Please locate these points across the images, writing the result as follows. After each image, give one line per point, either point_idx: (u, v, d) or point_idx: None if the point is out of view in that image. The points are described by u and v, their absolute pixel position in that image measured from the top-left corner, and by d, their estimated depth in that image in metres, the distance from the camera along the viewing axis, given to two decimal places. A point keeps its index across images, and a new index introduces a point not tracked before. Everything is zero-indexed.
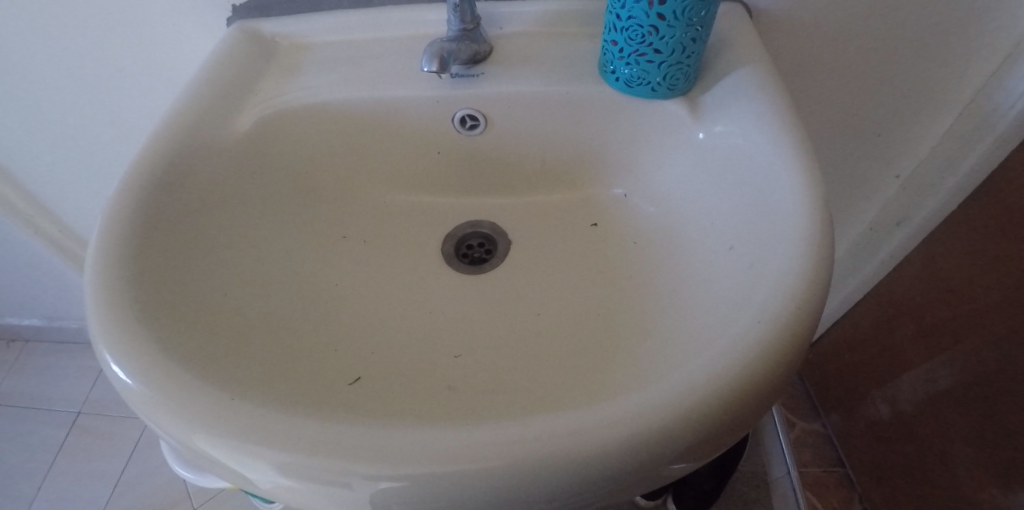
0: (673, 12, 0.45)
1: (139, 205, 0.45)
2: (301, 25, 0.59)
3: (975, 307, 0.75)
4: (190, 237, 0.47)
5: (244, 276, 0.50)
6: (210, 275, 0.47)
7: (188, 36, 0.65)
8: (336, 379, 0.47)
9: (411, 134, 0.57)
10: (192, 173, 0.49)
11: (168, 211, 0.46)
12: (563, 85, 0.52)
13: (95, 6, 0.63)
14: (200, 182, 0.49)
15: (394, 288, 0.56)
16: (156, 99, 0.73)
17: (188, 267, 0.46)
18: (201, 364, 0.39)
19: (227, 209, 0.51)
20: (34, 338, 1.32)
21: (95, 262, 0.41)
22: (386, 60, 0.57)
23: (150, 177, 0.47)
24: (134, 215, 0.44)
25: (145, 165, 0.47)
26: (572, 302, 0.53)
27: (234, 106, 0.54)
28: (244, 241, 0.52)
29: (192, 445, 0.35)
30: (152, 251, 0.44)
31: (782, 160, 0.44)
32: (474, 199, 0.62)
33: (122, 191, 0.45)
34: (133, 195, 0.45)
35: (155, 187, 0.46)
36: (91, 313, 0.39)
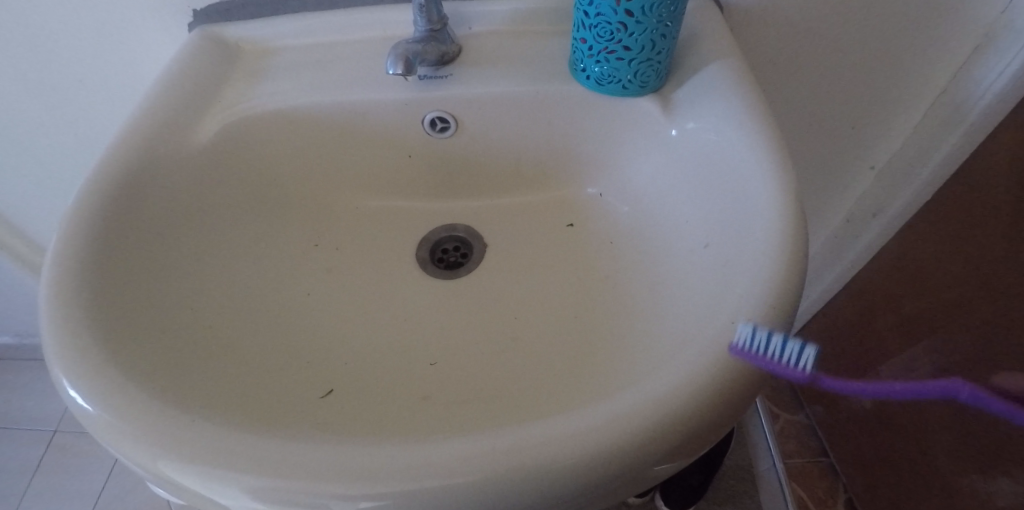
0: (640, 8, 0.44)
1: (97, 218, 0.43)
2: (264, 29, 0.58)
3: (952, 294, 0.75)
4: (150, 251, 0.46)
5: (211, 289, 0.48)
6: (174, 289, 0.46)
7: (149, 41, 0.63)
8: (307, 393, 0.45)
9: (380, 139, 0.56)
10: (152, 185, 0.47)
11: (127, 225, 0.44)
12: (533, 84, 0.51)
13: (49, 12, 0.61)
14: (162, 193, 0.48)
15: (368, 296, 0.55)
16: (122, 106, 0.70)
17: (150, 282, 0.44)
18: (164, 384, 0.37)
19: (190, 221, 0.50)
20: (7, 356, 1.28)
21: (50, 279, 0.40)
22: (352, 63, 0.56)
23: (108, 189, 0.45)
24: (91, 228, 0.42)
25: (102, 177, 0.45)
26: (550, 304, 0.52)
27: (195, 114, 0.52)
28: (210, 253, 0.50)
29: (158, 471, 0.33)
30: (110, 267, 0.42)
31: (754, 155, 0.43)
32: (448, 202, 0.61)
33: (79, 204, 0.43)
34: (90, 208, 0.43)
35: (113, 199, 0.44)
36: (46, 336, 0.37)
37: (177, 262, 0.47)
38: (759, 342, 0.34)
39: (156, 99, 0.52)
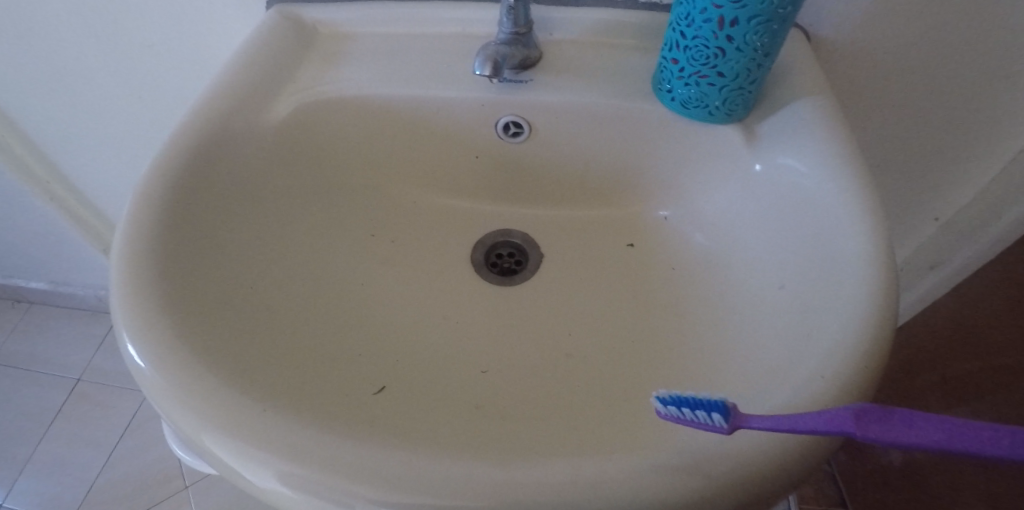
0: (742, 35, 0.43)
1: (169, 190, 0.43)
2: (344, 14, 0.58)
3: (981, 369, 0.74)
4: (218, 225, 0.45)
5: (270, 269, 0.48)
6: (237, 266, 0.45)
7: (227, 14, 0.62)
8: (362, 388, 0.44)
9: (449, 136, 0.55)
10: (224, 159, 0.47)
11: (196, 194, 0.44)
12: (615, 100, 0.50)
13: None
14: (232, 169, 0.47)
15: (422, 293, 0.54)
16: (190, 75, 0.70)
17: (214, 254, 0.44)
18: (220, 358, 0.37)
19: (257, 199, 0.49)
20: (42, 300, 1.30)
21: (122, 248, 0.40)
22: (430, 56, 0.55)
23: (182, 161, 0.45)
24: (162, 200, 0.42)
25: (177, 147, 0.45)
26: (605, 324, 0.51)
27: (270, 93, 0.52)
28: (272, 233, 0.50)
29: (196, 440, 0.34)
30: (178, 233, 0.42)
31: (845, 200, 0.42)
32: (508, 207, 0.60)
33: (153, 174, 0.43)
34: (163, 180, 0.43)
35: (185, 172, 0.44)
36: (115, 286, 0.38)
37: (242, 239, 0.47)
38: (677, 411, 0.32)
39: (233, 75, 0.52)
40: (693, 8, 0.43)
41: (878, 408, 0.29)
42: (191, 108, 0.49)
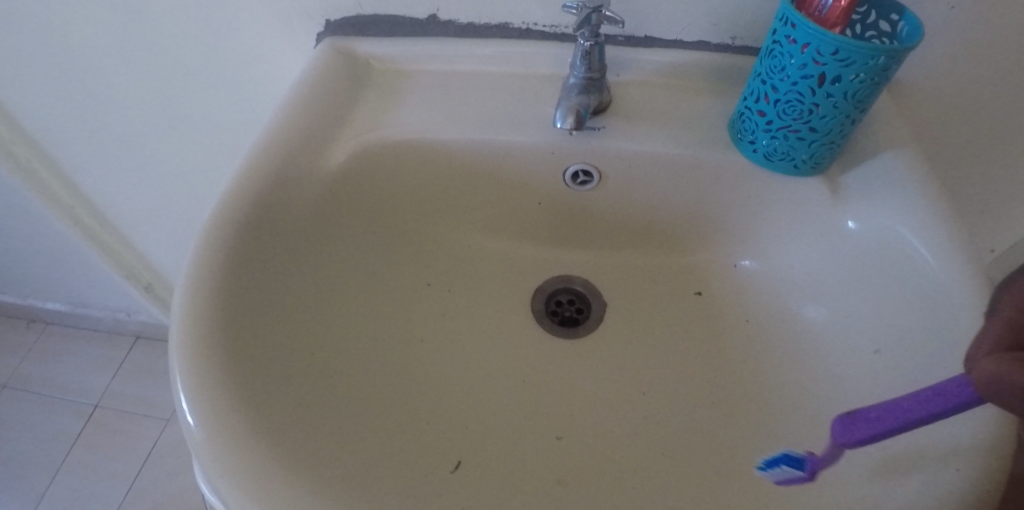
0: (843, 92, 0.41)
1: (230, 250, 0.40)
2: (400, 50, 0.55)
3: None
4: (279, 285, 0.43)
5: (329, 330, 0.46)
6: (300, 331, 0.43)
7: (275, 50, 0.58)
8: (438, 466, 0.43)
9: (513, 183, 0.52)
10: (280, 212, 0.44)
11: (252, 255, 0.41)
12: (694, 152, 0.48)
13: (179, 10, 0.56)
14: (289, 222, 0.45)
15: (483, 347, 0.52)
16: (226, 109, 0.66)
17: (276, 321, 0.41)
18: (289, 446, 0.34)
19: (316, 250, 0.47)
20: (54, 321, 1.26)
21: (181, 320, 0.37)
22: (494, 98, 0.52)
23: (240, 217, 0.42)
24: (223, 263, 0.40)
25: (235, 204, 0.42)
26: (679, 383, 0.49)
27: (327, 139, 0.49)
28: (331, 287, 0.47)
29: None
30: (239, 301, 0.39)
31: (951, 271, 0.40)
32: (568, 251, 0.57)
33: (211, 231, 0.41)
34: (222, 239, 0.40)
35: (245, 229, 0.42)
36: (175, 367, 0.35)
37: (303, 301, 0.45)
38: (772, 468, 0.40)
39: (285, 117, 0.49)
40: (792, 62, 0.41)
41: (845, 416, 0.34)
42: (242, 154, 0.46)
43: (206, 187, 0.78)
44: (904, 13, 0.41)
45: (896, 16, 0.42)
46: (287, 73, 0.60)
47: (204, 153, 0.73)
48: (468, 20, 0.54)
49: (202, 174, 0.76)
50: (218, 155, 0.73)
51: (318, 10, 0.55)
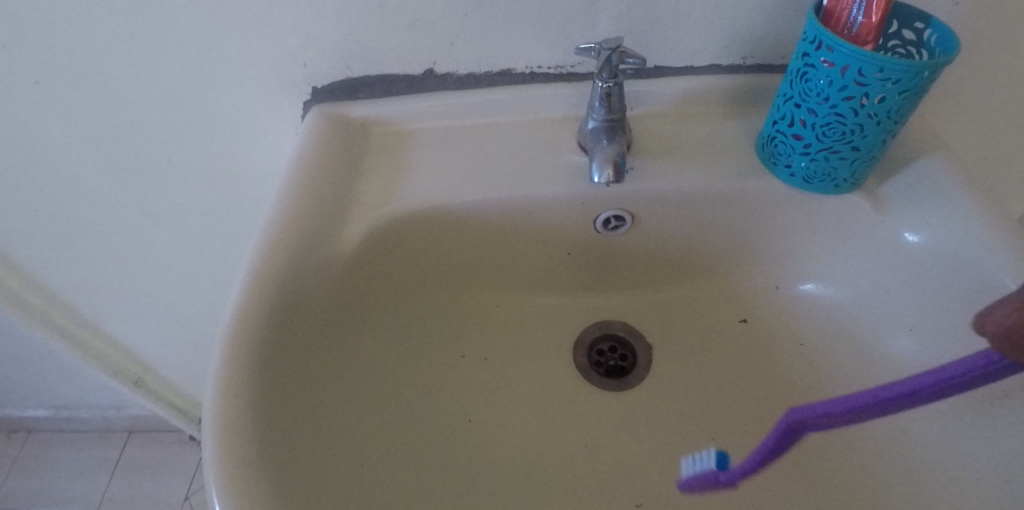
0: (888, 109, 0.39)
1: (253, 373, 0.37)
2: (400, 111, 0.52)
3: None
4: (308, 400, 0.40)
5: (370, 437, 0.43)
6: (343, 450, 0.40)
7: (262, 126, 0.54)
8: None
9: (539, 238, 0.50)
10: (299, 319, 0.41)
11: (280, 378, 0.38)
12: (727, 183, 0.46)
13: (152, 99, 0.52)
14: (308, 325, 0.42)
15: (530, 415, 0.50)
16: (211, 192, 0.61)
17: (316, 448, 0.38)
18: None
19: (339, 349, 0.44)
20: (36, 428, 1.17)
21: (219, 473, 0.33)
22: (509, 151, 0.50)
23: (259, 331, 0.38)
24: (250, 389, 0.36)
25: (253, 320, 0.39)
26: (747, 422, 0.47)
27: (339, 218, 0.45)
28: (361, 385, 0.44)
29: None
30: (276, 437, 0.36)
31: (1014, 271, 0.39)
32: (600, 294, 0.55)
33: (231, 354, 0.37)
34: (244, 362, 0.37)
35: (265, 345, 0.38)
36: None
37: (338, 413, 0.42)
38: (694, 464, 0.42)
39: (290, 201, 0.45)
40: (828, 84, 0.39)
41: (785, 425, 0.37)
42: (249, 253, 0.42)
43: (193, 273, 0.72)
44: (930, 21, 0.40)
45: (922, 25, 0.41)
46: (279, 148, 0.56)
47: (189, 239, 0.67)
48: (467, 71, 0.51)
49: (188, 261, 0.70)
50: (207, 240, 0.68)
51: (303, 79, 0.51)
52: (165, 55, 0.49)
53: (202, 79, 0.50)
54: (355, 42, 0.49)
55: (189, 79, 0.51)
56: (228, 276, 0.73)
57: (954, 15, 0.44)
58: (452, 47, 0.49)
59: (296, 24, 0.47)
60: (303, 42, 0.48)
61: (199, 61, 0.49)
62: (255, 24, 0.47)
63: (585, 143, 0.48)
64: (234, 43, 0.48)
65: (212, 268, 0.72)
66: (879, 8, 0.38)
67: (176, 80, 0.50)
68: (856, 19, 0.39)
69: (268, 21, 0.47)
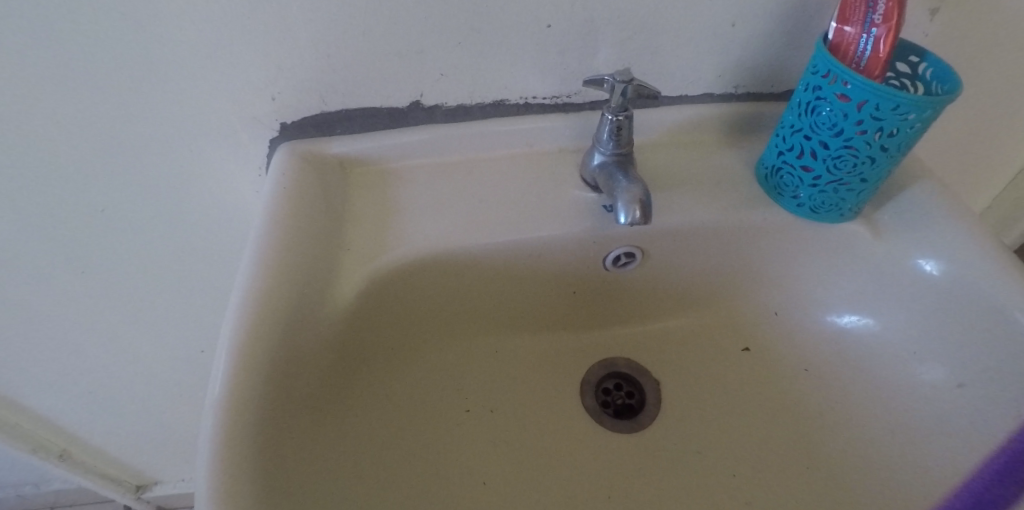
0: (898, 143, 0.39)
1: (249, 468, 0.31)
2: (384, 147, 0.47)
3: None
4: (307, 490, 0.35)
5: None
6: None
7: (224, 167, 0.48)
8: None
9: (542, 278, 0.47)
10: (292, 397, 0.36)
11: (277, 471, 0.33)
12: (733, 213, 0.46)
13: (91, 143, 0.45)
14: (300, 402, 0.37)
15: (542, 469, 0.46)
16: (159, 242, 0.54)
17: None
18: None
19: (331, 423, 0.39)
20: None
21: None
22: (508, 187, 0.47)
23: (251, 416, 0.33)
24: (247, 490, 0.31)
25: (241, 405, 0.33)
26: (766, 455, 0.46)
27: (330, 273, 0.40)
28: (360, 461, 0.40)
29: None
30: None
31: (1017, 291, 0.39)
32: (600, 331, 0.53)
33: (220, 450, 0.31)
34: (237, 455, 0.31)
35: (259, 432, 0.33)
36: None
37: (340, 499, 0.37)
38: None
39: (269, 253, 0.39)
40: (843, 117, 0.39)
41: None
42: (229, 320, 0.35)
43: (131, 330, 0.63)
44: (925, 55, 0.41)
45: (917, 58, 0.42)
46: (246, 191, 0.50)
47: (127, 294, 0.59)
48: (457, 102, 0.47)
49: (126, 317, 0.61)
50: (153, 295, 0.59)
51: (270, 114, 0.45)
52: (104, 90, 0.41)
53: (151, 116, 0.44)
54: (332, 74, 0.44)
55: (133, 117, 0.43)
56: (174, 329, 0.64)
57: (929, 42, 0.46)
58: (441, 78, 0.45)
59: (265, 53, 0.41)
60: (272, 74, 0.43)
61: (147, 96, 0.42)
62: (217, 54, 0.41)
63: (589, 176, 0.46)
64: (192, 78, 0.42)
65: (155, 323, 0.63)
66: (887, 44, 0.38)
67: (118, 118, 0.43)
68: (864, 52, 0.39)
69: (232, 51, 0.41)
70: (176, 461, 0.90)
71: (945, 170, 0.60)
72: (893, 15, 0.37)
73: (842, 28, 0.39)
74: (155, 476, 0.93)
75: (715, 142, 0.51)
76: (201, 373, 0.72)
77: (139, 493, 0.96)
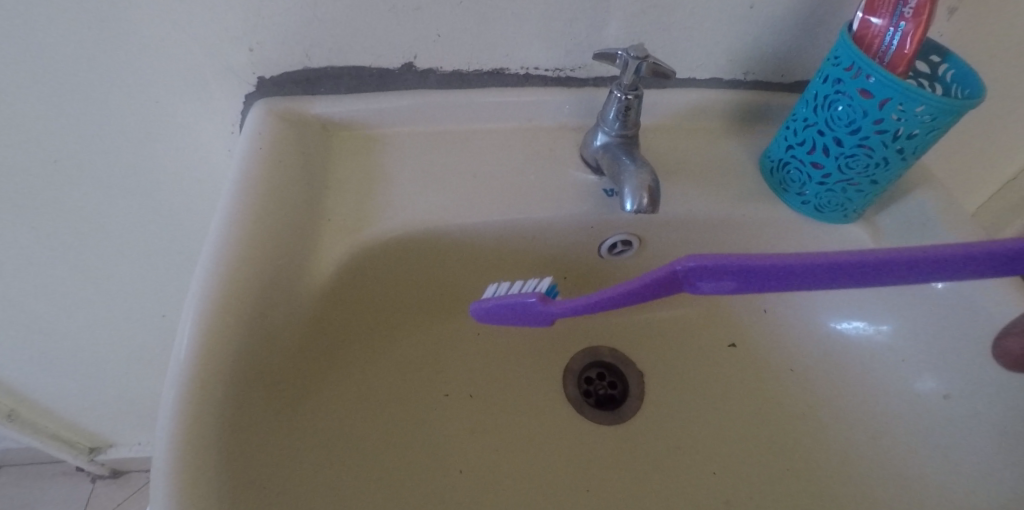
0: (915, 146, 0.38)
1: (213, 457, 0.29)
2: (372, 111, 0.44)
3: None
4: (274, 479, 0.32)
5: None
6: None
7: (195, 121, 0.44)
8: None
9: (533, 262, 0.45)
10: (259, 381, 0.33)
11: (242, 460, 0.30)
12: (735, 207, 0.44)
13: (43, 87, 0.40)
14: (270, 383, 0.34)
15: (522, 457, 0.44)
16: (120, 199, 0.49)
17: None
18: None
19: (302, 408, 0.36)
20: None
21: None
22: (503, 163, 0.44)
23: (216, 400, 0.30)
24: (210, 482, 0.28)
25: (203, 390, 0.30)
26: (750, 454, 0.45)
27: (307, 246, 0.37)
28: (331, 446, 0.37)
29: None
30: None
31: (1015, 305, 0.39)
32: (586, 318, 0.51)
33: (180, 439, 0.28)
34: (200, 443, 0.28)
35: (224, 416, 0.30)
36: None
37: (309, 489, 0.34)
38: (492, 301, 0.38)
39: (239, 220, 0.35)
40: (862, 114, 0.37)
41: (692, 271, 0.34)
42: (194, 293, 0.32)
43: (87, 290, 0.59)
44: (947, 55, 0.40)
45: (938, 58, 0.40)
46: (217, 147, 0.46)
47: (82, 252, 0.54)
48: (453, 68, 0.44)
49: (80, 276, 0.57)
50: (110, 254, 0.55)
51: (247, 67, 0.41)
52: (58, 28, 0.37)
53: (112, 60, 0.39)
54: (318, 27, 0.40)
55: (91, 61, 0.39)
56: (134, 291, 0.60)
57: (947, 41, 0.45)
58: (438, 40, 0.42)
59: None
60: (252, 22, 0.39)
61: (108, 38, 0.38)
62: None
63: (590, 157, 0.44)
64: (160, 21, 0.37)
65: (114, 283, 0.59)
66: (914, 40, 0.36)
67: (74, 61, 0.39)
68: (888, 48, 0.37)
69: None
70: (133, 424, 0.86)
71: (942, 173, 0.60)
72: (925, 10, 0.35)
73: (868, 19, 0.37)
74: (111, 438, 0.89)
75: (719, 130, 0.49)
76: (162, 337, 0.68)
77: (93, 454, 0.92)
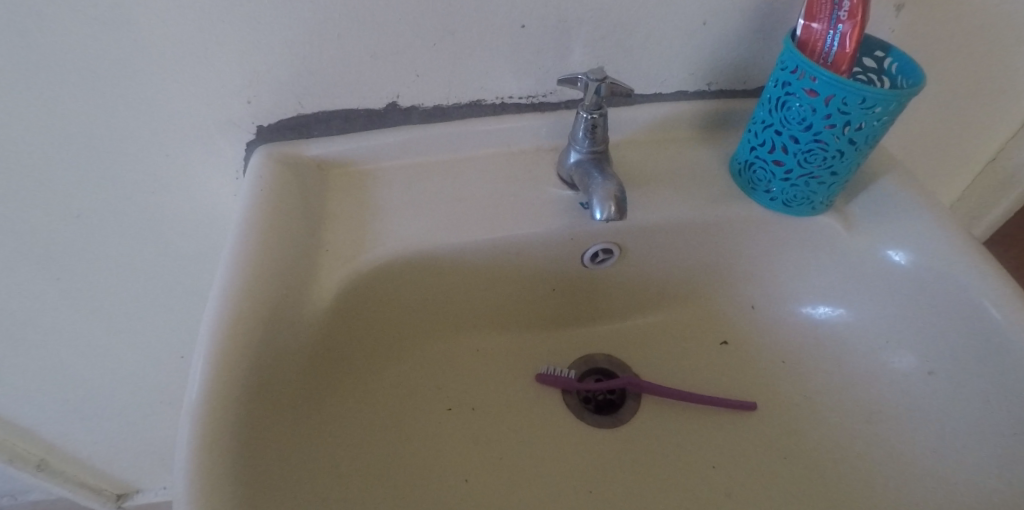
0: (866, 137, 0.40)
1: (227, 465, 0.31)
2: (362, 148, 0.47)
3: None
4: (284, 488, 0.34)
5: None
6: None
7: (202, 170, 0.48)
8: None
9: (522, 276, 0.48)
10: (268, 399, 0.35)
11: (255, 471, 0.32)
12: (709, 209, 0.46)
13: (70, 150, 0.44)
14: (278, 402, 0.36)
15: (524, 465, 0.46)
16: (138, 248, 0.53)
17: None
18: None
19: (309, 424, 0.39)
20: None
21: None
22: (486, 187, 0.47)
23: (228, 415, 0.32)
24: (225, 488, 0.30)
25: (217, 407, 0.32)
26: (747, 444, 0.46)
27: (309, 274, 0.40)
28: (338, 462, 0.39)
29: None
30: None
31: (981, 280, 0.41)
32: (580, 328, 0.53)
33: (199, 455, 0.31)
34: (215, 455, 0.31)
35: (237, 430, 0.33)
36: None
37: (319, 497, 0.36)
38: None
39: (247, 252, 0.38)
40: (812, 112, 0.40)
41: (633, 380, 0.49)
42: (207, 319, 0.35)
43: (107, 337, 0.62)
44: (890, 50, 0.42)
45: (882, 53, 0.43)
46: (223, 194, 0.50)
47: (106, 301, 0.58)
48: (433, 103, 0.48)
49: (103, 324, 0.61)
50: (129, 303, 0.59)
51: (246, 117, 0.45)
52: (75, 93, 0.41)
53: (120, 116, 0.43)
54: (307, 75, 0.44)
55: (112, 124, 0.43)
56: (154, 335, 0.64)
57: (896, 37, 0.47)
58: (417, 79, 0.46)
59: (240, 56, 0.41)
60: (249, 78, 0.43)
61: (124, 100, 0.42)
62: (193, 59, 0.41)
63: (566, 174, 0.47)
64: (168, 83, 0.42)
65: (134, 328, 0.62)
66: (853, 40, 0.39)
67: (97, 124, 0.43)
68: (831, 49, 0.40)
69: (205, 53, 0.41)
70: (157, 468, 0.89)
71: (915, 164, 0.62)
72: (858, 12, 0.38)
73: (809, 25, 0.40)
74: (136, 483, 0.92)
75: (690, 140, 0.52)
76: (181, 379, 0.71)
77: (119, 501, 0.94)
